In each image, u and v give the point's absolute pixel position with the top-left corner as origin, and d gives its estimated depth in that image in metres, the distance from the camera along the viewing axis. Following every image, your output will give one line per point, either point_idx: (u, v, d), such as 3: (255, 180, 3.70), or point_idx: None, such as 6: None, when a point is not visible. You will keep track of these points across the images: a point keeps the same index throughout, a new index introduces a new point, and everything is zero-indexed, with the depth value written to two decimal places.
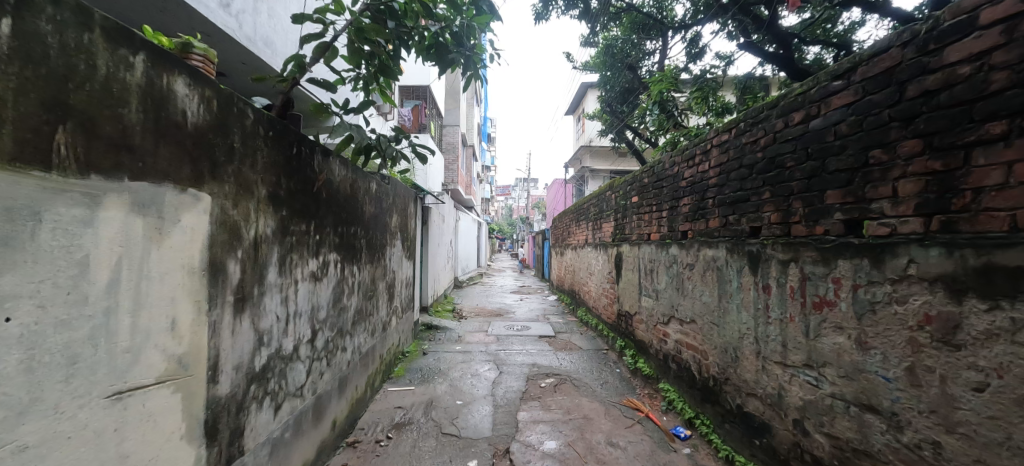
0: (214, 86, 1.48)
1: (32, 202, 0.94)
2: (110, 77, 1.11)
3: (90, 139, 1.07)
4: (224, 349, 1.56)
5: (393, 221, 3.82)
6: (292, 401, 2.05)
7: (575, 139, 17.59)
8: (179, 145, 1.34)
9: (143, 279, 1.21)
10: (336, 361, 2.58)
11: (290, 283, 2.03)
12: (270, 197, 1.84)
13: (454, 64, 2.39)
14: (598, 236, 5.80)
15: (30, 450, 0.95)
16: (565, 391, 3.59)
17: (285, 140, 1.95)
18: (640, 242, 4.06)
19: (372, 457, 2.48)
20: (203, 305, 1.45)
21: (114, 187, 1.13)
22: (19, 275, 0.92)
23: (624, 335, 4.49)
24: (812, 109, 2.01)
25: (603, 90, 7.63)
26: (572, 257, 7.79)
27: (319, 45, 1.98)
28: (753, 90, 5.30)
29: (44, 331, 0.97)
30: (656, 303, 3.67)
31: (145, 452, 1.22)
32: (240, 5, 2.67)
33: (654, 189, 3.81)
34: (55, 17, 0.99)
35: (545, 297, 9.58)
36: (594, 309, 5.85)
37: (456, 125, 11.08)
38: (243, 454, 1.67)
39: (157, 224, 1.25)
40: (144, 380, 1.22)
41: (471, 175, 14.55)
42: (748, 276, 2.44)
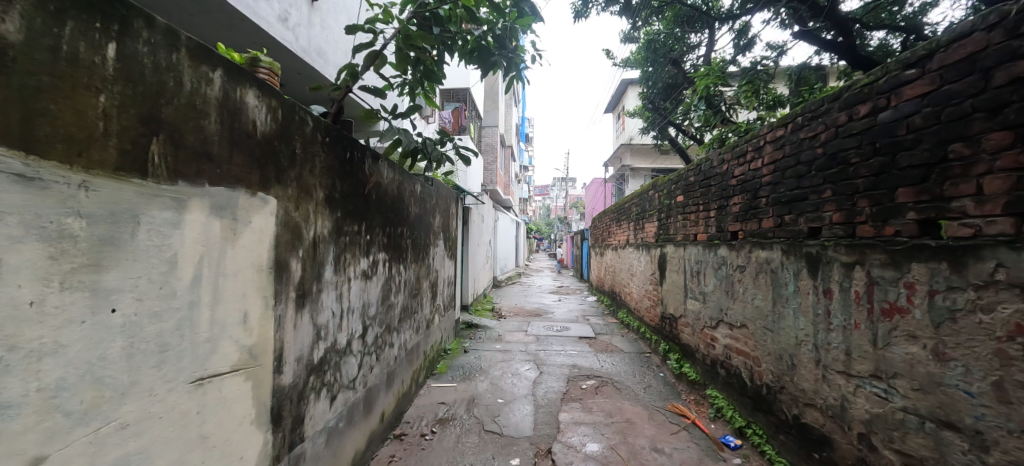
0: (279, 96, 1.59)
1: (133, 206, 1.06)
2: (193, 92, 1.22)
3: (176, 148, 1.18)
4: (287, 342, 1.67)
5: (436, 222, 3.92)
6: (345, 393, 2.16)
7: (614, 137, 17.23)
8: (250, 152, 1.46)
9: (219, 276, 1.32)
10: (384, 357, 2.68)
11: (344, 280, 2.13)
12: (327, 199, 1.95)
13: (496, 66, 2.42)
14: (639, 236, 5.66)
15: (130, 427, 1.07)
16: (606, 393, 3.54)
17: (340, 145, 2.06)
18: (686, 242, 3.92)
19: (418, 450, 2.56)
20: (269, 300, 1.56)
21: (196, 192, 1.24)
22: (123, 271, 1.04)
23: (668, 338, 4.35)
24: (881, 101, 1.86)
25: (645, 86, 7.43)
26: (612, 257, 7.64)
27: (370, 54, 2.06)
28: (809, 81, 4.96)
29: (141, 322, 1.09)
30: (703, 307, 3.52)
31: (220, 435, 1.34)
32: (297, 18, 2.83)
33: (701, 188, 3.66)
34: (149, 40, 1.10)
35: (584, 298, 9.46)
36: (636, 311, 5.70)
37: (494, 125, 11.17)
38: (303, 441, 1.78)
39: (232, 225, 1.37)
40: (220, 368, 1.34)
41: (509, 174, 14.67)
42: (807, 279, 2.30)
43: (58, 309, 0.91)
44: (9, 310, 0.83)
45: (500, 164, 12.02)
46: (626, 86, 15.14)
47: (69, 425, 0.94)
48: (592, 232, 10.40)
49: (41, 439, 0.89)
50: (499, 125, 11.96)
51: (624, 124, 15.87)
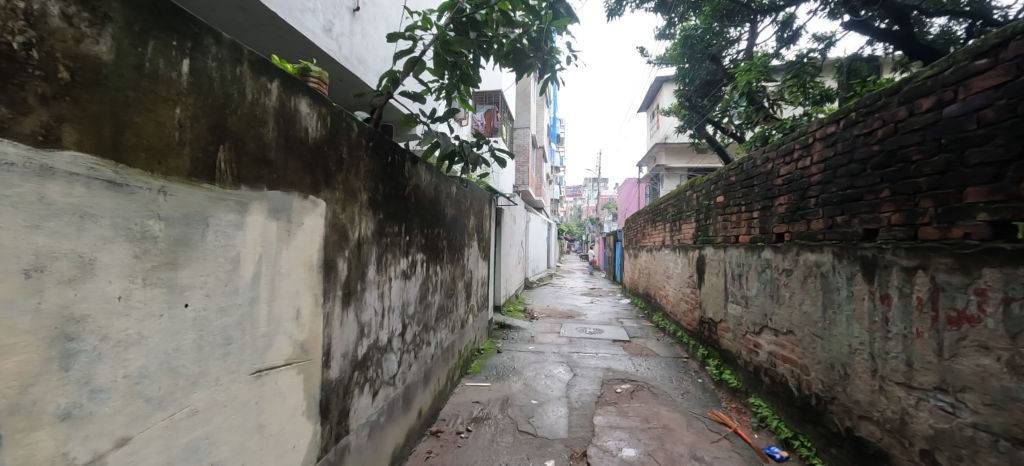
0: (328, 104, 1.67)
1: (203, 209, 1.15)
2: (253, 102, 1.32)
3: (239, 156, 1.28)
4: (335, 338, 1.75)
5: (470, 223, 3.98)
6: (386, 389, 2.23)
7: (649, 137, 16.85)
8: (302, 158, 1.55)
9: (275, 274, 1.42)
10: (422, 354, 2.75)
11: (386, 279, 2.21)
12: (370, 201, 2.02)
13: (531, 69, 2.44)
14: (676, 238, 5.51)
15: (199, 414, 1.16)
16: (642, 398, 3.47)
17: (382, 150, 2.13)
18: (727, 245, 3.78)
19: (454, 447, 2.61)
20: (319, 297, 1.64)
21: (256, 196, 1.33)
22: (195, 269, 1.13)
23: (707, 343, 4.21)
24: (946, 94, 1.73)
25: (681, 84, 7.23)
26: (646, 259, 7.47)
27: (409, 60, 2.12)
28: (861, 74, 4.66)
29: (209, 316, 1.18)
30: (746, 311, 3.38)
31: (275, 424, 1.42)
32: (340, 28, 2.96)
33: (743, 188, 3.52)
34: (217, 55, 1.19)
35: (617, 300, 9.29)
36: (672, 314, 5.54)
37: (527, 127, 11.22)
38: (348, 433, 1.86)
39: (286, 226, 1.46)
40: (276, 361, 1.43)
41: (541, 175, 14.66)
42: (861, 284, 2.16)
43: (142, 303, 1.01)
44: (102, 304, 0.93)
45: (532, 165, 12.03)
46: (660, 83, 14.78)
47: (150, 409, 1.03)
48: (626, 234, 10.20)
49: (126, 421, 0.98)
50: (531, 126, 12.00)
51: (658, 122, 15.47)
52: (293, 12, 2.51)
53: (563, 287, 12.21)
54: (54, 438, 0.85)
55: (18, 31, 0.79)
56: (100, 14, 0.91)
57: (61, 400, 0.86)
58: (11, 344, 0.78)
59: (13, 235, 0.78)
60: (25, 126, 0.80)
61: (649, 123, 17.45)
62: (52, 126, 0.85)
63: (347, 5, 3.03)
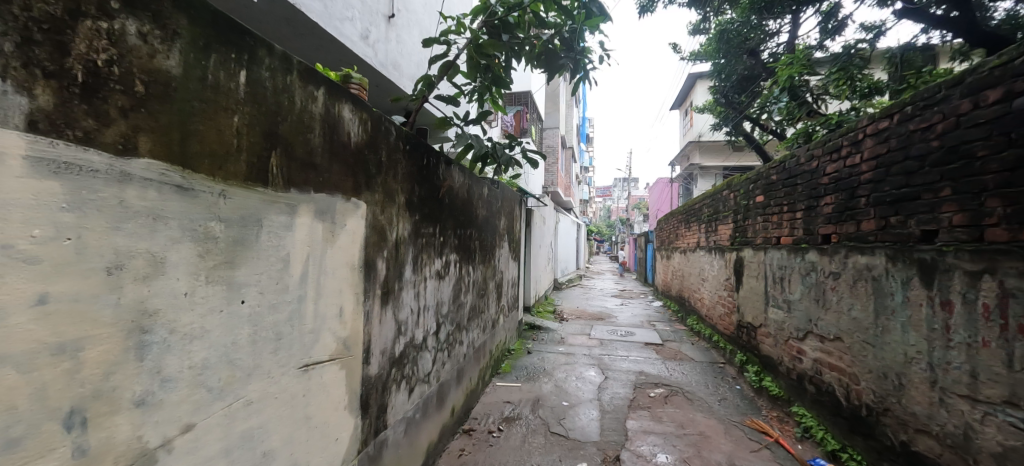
0: (369, 109, 1.74)
1: (257, 212, 1.23)
2: (302, 110, 1.39)
3: (289, 161, 1.35)
4: (375, 335, 1.82)
5: (501, 224, 4.00)
6: (421, 386, 2.28)
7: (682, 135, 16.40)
8: (346, 162, 1.61)
9: (321, 273, 1.49)
10: (455, 353, 2.79)
11: (421, 279, 2.26)
12: (407, 203, 2.08)
13: (563, 69, 2.42)
14: (712, 239, 5.34)
15: (253, 404, 1.23)
16: (676, 403, 3.38)
17: (418, 153, 2.19)
18: (767, 246, 3.63)
19: (486, 446, 2.64)
20: (360, 296, 1.71)
21: (304, 199, 1.41)
22: (250, 268, 1.21)
23: (745, 349, 4.06)
24: (1016, 84, 1.59)
25: (716, 80, 7.00)
26: (680, 261, 7.27)
27: (443, 64, 2.16)
28: (915, 63, 4.36)
29: (261, 312, 1.26)
30: (789, 316, 3.23)
31: (320, 416, 1.49)
32: (376, 35, 3.05)
33: (784, 187, 3.37)
34: (270, 66, 1.27)
35: (649, 303, 9.09)
36: (708, 318, 5.37)
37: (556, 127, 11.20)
38: (386, 428, 1.92)
39: (331, 227, 1.53)
40: (321, 356, 1.50)
41: (570, 175, 14.56)
42: (918, 289, 2.03)
43: (205, 299, 1.09)
44: (171, 300, 1.00)
45: (561, 166, 11.99)
46: (694, 79, 14.36)
47: (212, 398, 1.11)
48: (658, 235, 9.97)
49: (191, 409, 1.06)
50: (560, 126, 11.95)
51: (691, 120, 15.04)
52: (333, 22, 2.60)
53: (593, 288, 12.08)
54: (130, 422, 0.93)
55: (102, 50, 0.87)
56: (170, 31, 0.99)
57: (137, 388, 0.94)
58: (96, 335, 0.86)
59: (98, 234, 0.86)
60: (109, 137, 0.89)
61: (681, 121, 16.99)
62: (130, 136, 0.93)
63: (382, 13, 3.12)
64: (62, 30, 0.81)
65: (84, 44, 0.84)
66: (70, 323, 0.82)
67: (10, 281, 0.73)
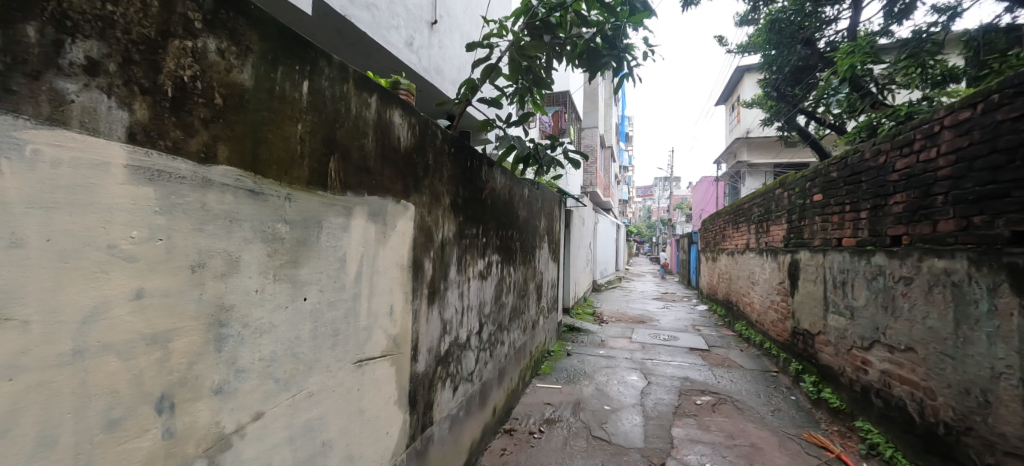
0: (417, 114, 1.79)
1: (317, 214, 1.30)
2: (357, 116, 1.46)
3: (346, 165, 1.42)
4: (422, 333, 1.87)
5: (541, 225, 4.00)
6: (465, 384, 2.32)
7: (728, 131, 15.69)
8: (396, 165, 1.67)
9: (374, 272, 1.55)
10: (496, 353, 2.82)
11: (465, 279, 2.30)
12: (452, 205, 2.12)
13: (605, 68, 2.38)
14: (763, 240, 5.06)
15: (314, 396, 1.30)
16: (725, 412, 3.24)
17: (462, 155, 2.23)
18: (827, 248, 3.39)
19: (528, 446, 2.64)
20: (409, 295, 1.77)
21: (359, 201, 1.47)
22: (311, 267, 1.29)
23: (801, 357, 3.81)
24: None
25: (766, 72, 6.65)
26: (727, 263, 6.94)
27: (486, 68, 2.18)
28: (1000, 46, 3.93)
29: (321, 309, 1.33)
30: (852, 324, 3.00)
31: (372, 410, 1.55)
32: (420, 41, 3.14)
33: (846, 185, 3.14)
34: (328, 75, 1.34)
35: (693, 306, 8.74)
36: (758, 324, 5.09)
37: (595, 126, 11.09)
38: (432, 424, 1.97)
39: (383, 229, 1.60)
40: (374, 353, 1.56)
41: (609, 174, 14.30)
42: (1007, 296, 1.82)
43: (272, 295, 1.16)
44: (244, 296, 1.08)
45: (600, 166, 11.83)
46: (742, 72, 13.68)
47: (278, 389, 1.19)
48: (703, 236, 9.58)
49: (261, 398, 1.13)
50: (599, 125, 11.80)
51: (739, 115, 14.33)
52: (380, 31, 2.70)
53: (635, 291, 11.76)
54: (210, 408, 1.01)
55: (188, 67, 0.95)
56: (244, 47, 1.07)
57: (215, 376, 1.02)
58: (182, 327, 0.94)
59: (184, 235, 0.94)
60: (192, 146, 0.97)
61: (727, 117, 16.26)
62: (211, 145, 1.01)
63: (425, 20, 3.20)
64: (156, 50, 0.89)
65: (173, 62, 0.92)
66: (161, 316, 0.90)
67: (114, 277, 0.81)
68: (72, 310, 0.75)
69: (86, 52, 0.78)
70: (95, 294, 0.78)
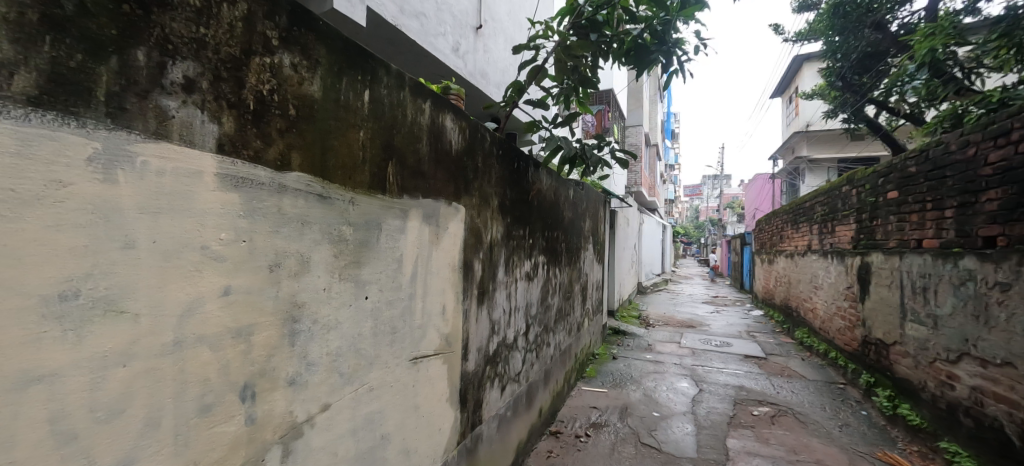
0: (467, 118, 1.83)
1: (376, 217, 1.36)
2: (412, 122, 1.51)
3: (402, 170, 1.48)
4: (472, 333, 1.90)
5: (586, 226, 3.95)
6: (512, 385, 2.33)
7: (785, 125, 14.74)
8: (448, 169, 1.72)
9: (428, 272, 1.60)
10: (542, 355, 2.81)
11: (513, 280, 2.32)
12: (500, 206, 2.14)
13: (653, 64, 2.32)
14: (828, 241, 4.70)
15: (374, 391, 1.36)
16: (785, 425, 3.04)
17: (510, 157, 2.25)
18: (904, 250, 3.09)
19: (574, 450, 2.61)
20: (459, 295, 1.80)
21: (414, 204, 1.53)
22: (371, 268, 1.35)
23: (873, 369, 3.50)
24: None
25: (829, 60, 6.21)
26: (785, 265, 6.51)
27: (533, 69, 2.19)
28: None
29: (380, 307, 1.39)
30: (935, 334, 2.72)
31: (426, 407, 1.60)
32: (466, 46, 3.21)
33: (927, 180, 2.85)
34: (387, 84, 1.40)
35: (747, 311, 8.27)
36: (823, 332, 4.72)
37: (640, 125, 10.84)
38: (481, 423, 2.00)
39: (436, 230, 1.65)
40: (428, 350, 1.61)
41: (654, 173, 13.87)
42: None
43: (338, 294, 1.23)
44: (314, 294, 1.16)
45: (645, 166, 11.53)
46: (801, 61, 12.79)
47: (343, 382, 1.25)
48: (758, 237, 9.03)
49: (327, 390, 1.20)
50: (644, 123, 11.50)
51: (798, 108, 13.42)
52: (429, 38, 2.79)
53: (683, 294, 11.30)
54: (285, 398, 1.08)
55: (267, 81, 1.03)
56: (313, 60, 1.15)
57: (290, 369, 1.09)
58: (261, 322, 1.01)
59: (263, 237, 1.02)
60: (270, 155, 1.04)
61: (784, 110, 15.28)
62: (286, 154, 1.08)
63: (471, 25, 3.27)
64: (240, 67, 0.98)
65: (254, 78, 1.00)
66: (246, 311, 0.98)
67: (206, 275, 0.89)
68: (173, 305, 0.83)
69: (183, 71, 0.86)
70: (191, 290, 0.86)
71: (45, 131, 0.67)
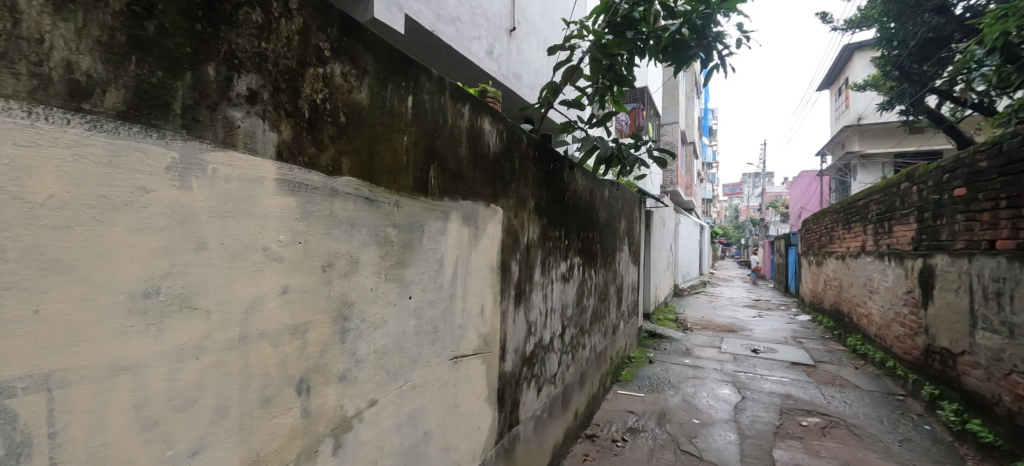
0: (504, 120, 1.85)
1: (419, 219, 1.40)
2: (452, 125, 1.55)
3: (443, 173, 1.51)
4: (509, 334, 1.92)
5: (621, 227, 3.88)
6: (548, 386, 2.33)
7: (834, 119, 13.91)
8: (486, 171, 1.74)
9: (467, 273, 1.63)
10: (578, 357, 2.79)
11: (549, 282, 2.32)
12: (536, 207, 2.15)
13: (692, 59, 2.27)
14: (885, 242, 4.39)
15: (416, 388, 1.40)
16: (837, 437, 2.87)
17: (546, 159, 2.25)
18: (974, 252, 2.85)
19: (611, 455, 2.57)
20: (497, 296, 1.82)
21: (454, 206, 1.56)
22: (414, 268, 1.39)
23: (938, 380, 3.24)
24: None
25: (884, 48, 5.80)
26: (836, 268, 6.13)
27: (568, 70, 2.18)
28: None
29: (423, 307, 1.42)
30: (1010, 343, 2.49)
31: (465, 405, 1.62)
32: (500, 49, 3.24)
33: (1000, 176, 2.62)
34: (429, 89, 1.44)
35: (793, 316, 7.84)
36: (880, 339, 4.41)
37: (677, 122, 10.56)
38: (518, 423, 2.01)
39: (475, 232, 1.67)
40: (467, 350, 1.63)
41: (691, 171, 13.43)
42: None
43: (384, 294, 1.27)
44: (363, 294, 1.20)
45: (682, 164, 11.21)
46: (852, 50, 12.05)
47: (389, 379, 1.30)
48: (805, 237, 8.55)
49: (374, 386, 1.24)
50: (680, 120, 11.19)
51: (848, 100, 12.63)
52: (464, 42, 2.84)
53: (722, 296, 10.88)
54: (336, 394, 1.13)
55: (319, 91, 1.08)
56: (361, 69, 1.19)
57: (340, 365, 1.14)
58: (316, 319, 1.07)
59: (317, 239, 1.07)
60: (323, 161, 1.09)
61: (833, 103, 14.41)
62: (337, 160, 1.13)
63: (505, 27, 3.30)
64: (296, 78, 1.03)
65: (309, 88, 1.06)
66: (302, 309, 1.03)
67: (267, 274, 0.95)
68: (238, 302, 0.89)
69: (247, 84, 0.92)
70: (253, 289, 0.92)
71: (132, 142, 0.72)
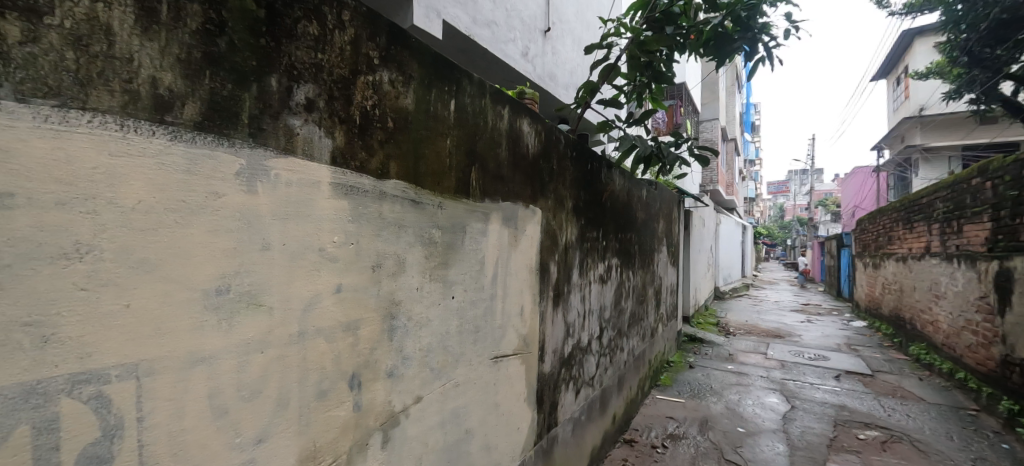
0: (543, 121, 1.85)
1: (461, 220, 1.43)
2: (492, 128, 1.56)
3: (484, 175, 1.53)
4: (547, 335, 1.91)
5: (659, 227, 3.79)
6: (587, 389, 2.31)
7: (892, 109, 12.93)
8: (525, 172, 1.75)
9: (507, 274, 1.64)
10: (616, 360, 2.75)
11: (587, 283, 2.29)
12: (574, 208, 2.14)
13: (735, 53, 2.19)
14: (953, 242, 4.03)
15: (459, 386, 1.42)
16: (898, 452, 2.67)
17: (583, 159, 2.23)
18: None
19: (651, 461, 2.52)
20: (536, 297, 1.83)
21: (495, 207, 1.58)
22: (456, 269, 1.41)
23: (1018, 395, 2.94)
24: None
25: (951, 32, 5.34)
26: (896, 270, 5.69)
27: (605, 68, 2.14)
28: None
29: (464, 306, 1.45)
30: None
31: (505, 404, 1.64)
32: (534, 50, 3.25)
33: None
34: (470, 93, 1.46)
35: (846, 322, 7.35)
36: (948, 348, 4.06)
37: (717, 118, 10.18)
38: (557, 425, 2.01)
39: (514, 233, 1.68)
40: (507, 350, 1.65)
41: (732, 169, 12.89)
42: None
43: (428, 293, 1.31)
44: (409, 293, 1.24)
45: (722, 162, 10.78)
46: (911, 36, 11.20)
47: (433, 377, 1.33)
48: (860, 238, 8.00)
49: (420, 383, 1.28)
50: (720, 116, 10.77)
51: (908, 89, 11.71)
52: (499, 45, 2.87)
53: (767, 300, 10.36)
54: (384, 390, 1.17)
55: (369, 98, 1.13)
56: (407, 75, 1.23)
57: (388, 362, 1.18)
58: (366, 318, 1.11)
59: (367, 240, 1.11)
60: (373, 165, 1.14)
61: (891, 93, 13.40)
62: (386, 165, 1.17)
63: (539, 28, 3.30)
64: (349, 85, 1.08)
65: (360, 95, 1.10)
66: (354, 307, 1.08)
67: (323, 274, 0.99)
68: (298, 300, 0.94)
69: (305, 93, 0.97)
70: (311, 288, 0.97)
71: (207, 150, 0.78)
